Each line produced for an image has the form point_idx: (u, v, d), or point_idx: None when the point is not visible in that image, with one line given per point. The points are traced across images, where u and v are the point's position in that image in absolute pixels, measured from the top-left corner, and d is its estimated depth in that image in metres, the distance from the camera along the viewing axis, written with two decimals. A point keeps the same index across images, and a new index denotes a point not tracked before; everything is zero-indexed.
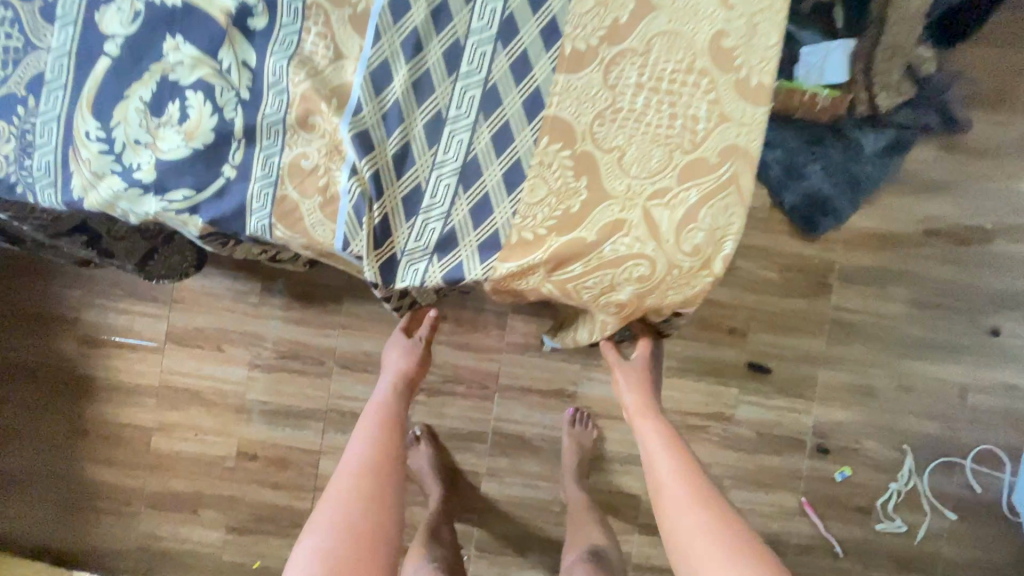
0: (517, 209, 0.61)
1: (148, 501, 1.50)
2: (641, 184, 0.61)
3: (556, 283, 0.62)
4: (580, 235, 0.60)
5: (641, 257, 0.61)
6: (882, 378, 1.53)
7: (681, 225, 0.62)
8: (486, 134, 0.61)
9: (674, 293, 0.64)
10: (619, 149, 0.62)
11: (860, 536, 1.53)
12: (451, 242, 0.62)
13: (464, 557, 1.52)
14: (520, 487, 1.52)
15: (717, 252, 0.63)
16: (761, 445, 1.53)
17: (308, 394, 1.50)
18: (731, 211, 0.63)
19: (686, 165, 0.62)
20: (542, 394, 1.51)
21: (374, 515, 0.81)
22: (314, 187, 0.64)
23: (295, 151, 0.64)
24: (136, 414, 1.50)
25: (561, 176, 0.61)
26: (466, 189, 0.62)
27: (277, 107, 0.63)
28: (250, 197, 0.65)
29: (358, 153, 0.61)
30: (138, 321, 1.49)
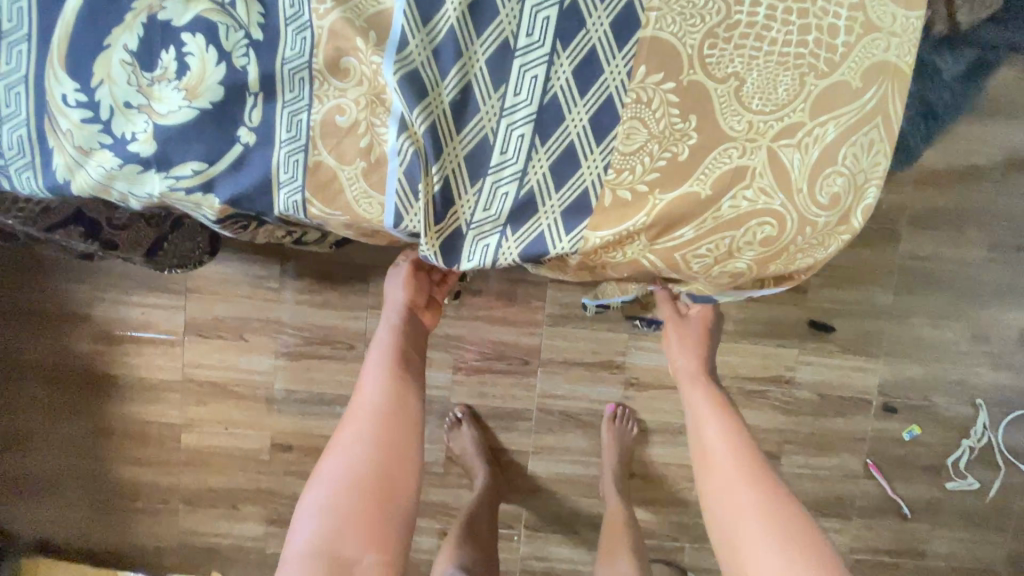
0: (610, 162, 0.51)
1: (184, 499, 1.45)
2: (766, 121, 0.49)
3: (661, 250, 0.52)
4: (691, 189, 0.50)
5: (767, 214, 0.50)
6: (957, 330, 1.39)
7: (817, 171, 0.50)
8: (566, 69, 0.50)
9: (799, 258, 0.54)
10: (736, 76, 0.49)
11: (929, 496, 1.44)
12: (528, 208, 0.53)
13: (514, 537, 1.47)
14: (568, 464, 1.45)
15: (857, 203, 0.52)
16: (824, 408, 1.42)
17: (340, 380, 1.42)
18: (876, 149, 0.51)
19: (823, 92, 0.49)
20: (587, 366, 1.41)
21: (384, 473, 0.75)
22: (356, 150, 0.53)
23: (327, 105, 0.52)
24: (162, 411, 1.43)
25: (665, 116, 0.49)
26: (544, 140, 0.51)
27: (299, 48, 0.51)
28: (275, 166, 0.53)
29: (409, 103, 0.50)
30: (153, 314, 1.40)
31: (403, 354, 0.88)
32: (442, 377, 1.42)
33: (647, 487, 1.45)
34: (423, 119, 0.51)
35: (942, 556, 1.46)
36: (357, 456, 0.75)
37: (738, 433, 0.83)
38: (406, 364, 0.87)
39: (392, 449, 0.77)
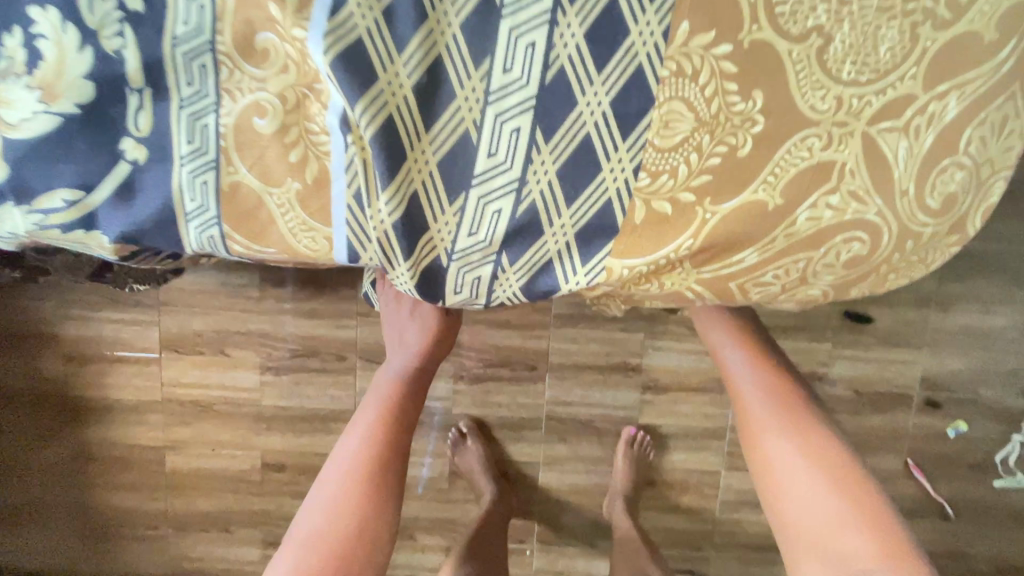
0: (642, 160, 0.44)
1: (174, 524, 1.36)
2: (862, 96, 0.42)
3: (713, 276, 0.47)
4: (759, 199, 0.44)
5: (859, 228, 0.45)
6: (1010, 315, 1.25)
7: (927, 168, 0.44)
8: (572, 34, 0.42)
9: (892, 277, 0.49)
10: (821, 33, 0.41)
11: (975, 496, 1.33)
12: (529, 229, 0.46)
13: (527, 552, 1.37)
14: (583, 474, 1.34)
15: (977, 206, 0.46)
16: (861, 405, 1.30)
17: (332, 394, 1.31)
18: (1009, 128, 0.45)
19: (942, 49, 0.42)
20: (600, 370, 1.29)
21: (366, 526, 0.66)
22: (285, 167, 0.46)
23: (241, 102, 0.44)
24: (143, 434, 1.33)
25: (717, 93, 0.42)
26: (549, 136, 0.44)
27: (194, 21, 0.42)
28: (178, 187, 0.46)
29: (350, 97, 0.42)
30: (125, 330, 1.28)
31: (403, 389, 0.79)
32: (442, 387, 1.30)
33: (669, 495, 1.34)
34: (374, 115, 0.43)
35: (988, 557, 1.35)
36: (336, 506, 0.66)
37: (812, 430, 0.69)
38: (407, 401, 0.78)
39: (377, 497, 0.68)
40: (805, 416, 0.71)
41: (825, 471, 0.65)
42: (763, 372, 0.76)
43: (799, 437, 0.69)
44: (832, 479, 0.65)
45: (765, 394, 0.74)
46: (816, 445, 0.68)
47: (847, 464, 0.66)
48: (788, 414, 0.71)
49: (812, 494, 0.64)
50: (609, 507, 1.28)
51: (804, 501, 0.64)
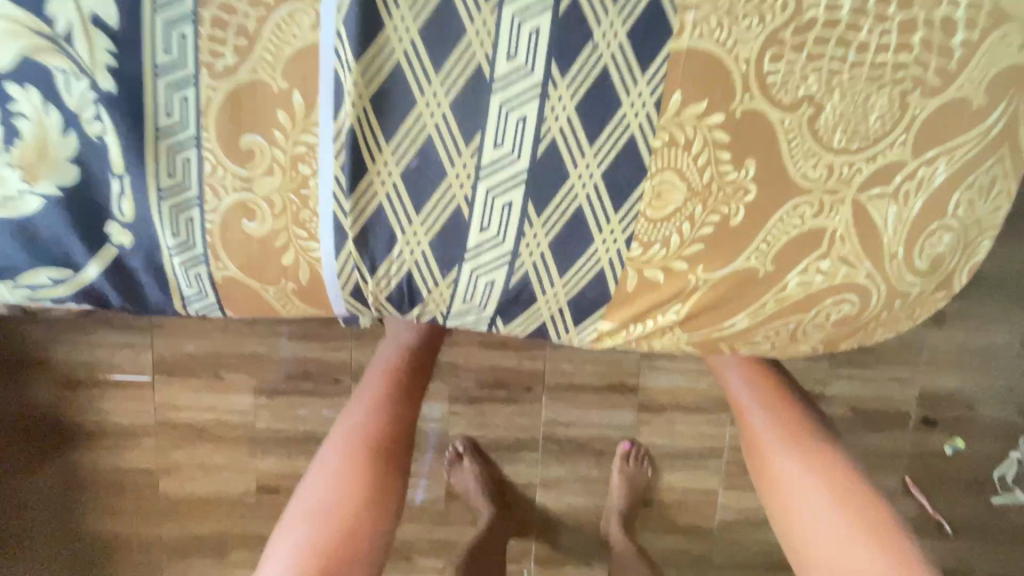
0: (634, 230, 0.44)
1: (168, 548, 1.35)
2: (852, 165, 0.43)
3: (703, 338, 0.48)
4: (750, 265, 0.45)
5: (850, 291, 0.46)
6: (1007, 334, 1.25)
7: (917, 231, 0.45)
8: (563, 108, 0.42)
9: (880, 331, 0.50)
10: (811, 102, 0.42)
11: (973, 512, 1.33)
12: (522, 297, 0.47)
13: (525, 573, 1.36)
14: (581, 494, 1.33)
15: (964, 262, 0.48)
16: (858, 424, 1.30)
17: (327, 416, 1.30)
18: (998, 189, 0.46)
19: (933, 115, 0.42)
20: (597, 390, 1.28)
21: (373, 507, 0.64)
22: (279, 270, 0.48)
23: (225, 201, 0.46)
24: (136, 457, 1.31)
25: (710, 164, 0.43)
26: (540, 209, 0.44)
27: (177, 113, 0.44)
28: (172, 277, 0.49)
29: (344, 185, 0.44)
30: (117, 354, 1.27)
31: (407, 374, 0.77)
32: (438, 409, 1.29)
33: (667, 515, 1.34)
34: (365, 201, 0.45)
35: (987, 573, 1.35)
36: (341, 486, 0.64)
37: (822, 452, 0.69)
38: (410, 383, 0.77)
39: (384, 479, 0.66)
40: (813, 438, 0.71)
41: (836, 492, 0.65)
42: (771, 394, 0.76)
43: (809, 459, 0.69)
44: (844, 499, 0.64)
45: (775, 418, 0.74)
46: (827, 467, 0.67)
47: (859, 486, 0.66)
48: (797, 437, 0.71)
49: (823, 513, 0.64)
50: (605, 527, 1.27)
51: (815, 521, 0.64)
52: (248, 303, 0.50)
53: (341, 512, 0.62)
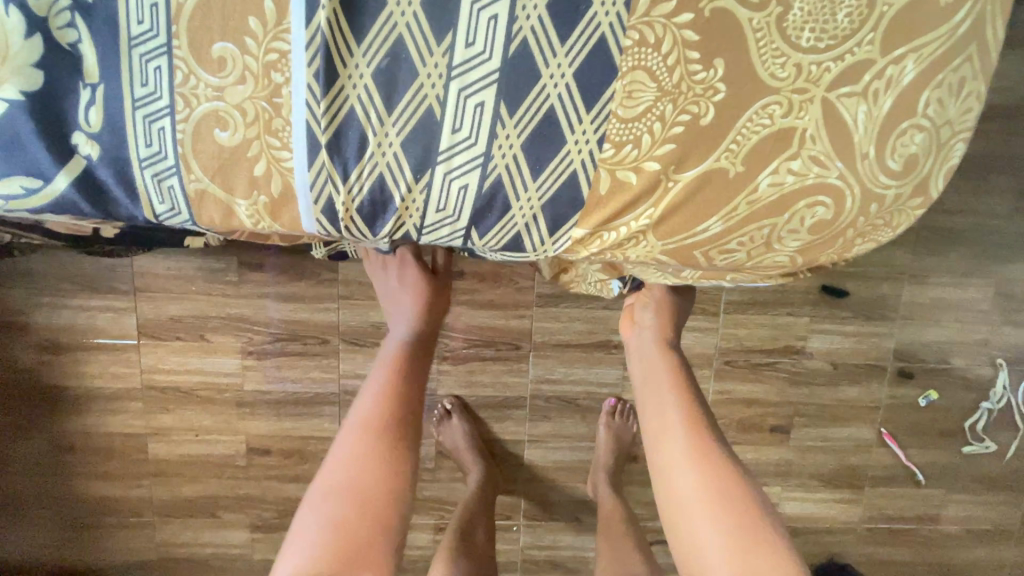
0: (606, 132, 0.45)
1: (159, 510, 1.36)
2: (820, 63, 0.44)
3: (677, 245, 0.49)
4: (720, 165, 0.46)
5: (824, 193, 0.47)
6: (982, 288, 1.29)
7: (887, 130, 0.45)
8: (535, 6, 0.42)
9: (858, 242, 0.51)
10: (780, 1, 0.43)
11: (944, 461, 1.38)
12: (496, 204, 0.48)
13: (514, 528, 1.40)
14: (567, 450, 1.36)
15: (940, 167, 0.48)
16: (836, 377, 1.33)
17: (316, 377, 1.30)
18: (968, 90, 0.46)
19: (903, 11, 0.43)
20: (583, 348, 1.30)
21: (391, 481, 0.62)
22: (249, 181, 0.47)
23: (200, 110, 0.45)
24: (124, 421, 1.31)
25: (679, 63, 0.43)
26: (512, 110, 0.44)
27: (148, 19, 0.43)
28: (144, 191, 0.48)
29: (317, 91, 0.44)
30: (101, 318, 1.26)
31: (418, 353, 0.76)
32: None
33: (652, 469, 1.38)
34: (338, 105, 0.44)
35: (956, 519, 1.41)
36: (356, 458, 0.62)
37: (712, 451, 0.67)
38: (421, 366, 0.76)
39: (398, 451, 0.64)
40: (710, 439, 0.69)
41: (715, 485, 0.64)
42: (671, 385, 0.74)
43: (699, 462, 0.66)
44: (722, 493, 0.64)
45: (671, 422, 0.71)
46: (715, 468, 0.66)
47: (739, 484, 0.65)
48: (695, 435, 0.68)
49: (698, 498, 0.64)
50: (592, 482, 1.30)
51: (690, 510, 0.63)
52: (224, 219, 0.50)
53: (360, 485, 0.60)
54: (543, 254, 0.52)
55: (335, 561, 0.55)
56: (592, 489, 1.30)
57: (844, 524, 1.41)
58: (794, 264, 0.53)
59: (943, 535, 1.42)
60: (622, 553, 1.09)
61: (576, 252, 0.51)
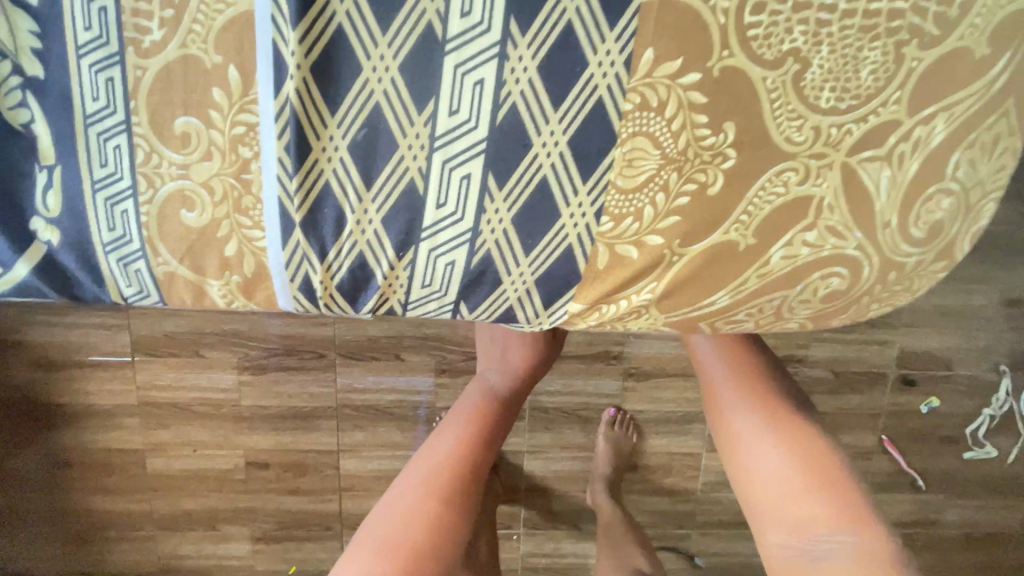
0: (604, 202, 0.43)
1: (161, 524, 1.36)
2: (839, 127, 0.42)
3: (681, 318, 0.48)
4: (731, 239, 0.45)
5: (841, 264, 0.46)
6: (986, 295, 1.26)
7: (912, 197, 0.44)
8: (524, 71, 0.40)
9: (876, 307, 0.50)
10: (797, 58, 0.40)
11: (946, 467, 1.37)
12: (487, 275, 0.47)
13: (515, 537, 1.40)
14: (567, 461, 1.35)
15: (968, 229, 0.46)
16: (838, 385, 1.32)
17: (313, 392, 1.29)
18: (1003, 147, 0.44)
19: (933, 66, 0.41)
20: (583, 359, 1.28)
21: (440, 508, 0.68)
22: (221, 262, 0.46)
23: (168, 188, 0.44)
24: (122, 437, 1.30)
25: (684, 129, 0.41)
26: (502, 181, 0.43)
27: (104, 96, 0.41)
28: (108, 273, 0.47)
29: (288, 168, 0.42)
30: (94, 335, 1.23)
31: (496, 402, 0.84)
32: (424, 381, 1.29)
33: (653, 478, 1.37)
34: (312, 179, 0.43)
35: (956, 523, 1.41)
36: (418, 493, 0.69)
37: (787, 427, 0.67)
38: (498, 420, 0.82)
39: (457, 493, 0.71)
40: (786, 414, 0.69)
41: (793, 454, 0.65)
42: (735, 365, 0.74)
43: (772, 433, 0.67)
44: (800, 464, 0.64)
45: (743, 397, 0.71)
46: (787, 437, 0.67)
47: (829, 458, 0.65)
48: (761, 408, 0.70)
49: (777, 472, 0.64)
50: (591, 491, 1.31)
51: (768, 483, 0.64)
52: (194, 297, 0.49)
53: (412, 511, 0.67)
54: (538, 325, 0.51)
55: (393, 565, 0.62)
56: (591, 498, 1.31)
57: None
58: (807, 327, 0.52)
59: (943, 538, 1.42)
60: (621, 556, 1.17)
61: (575, 325, 0.49)
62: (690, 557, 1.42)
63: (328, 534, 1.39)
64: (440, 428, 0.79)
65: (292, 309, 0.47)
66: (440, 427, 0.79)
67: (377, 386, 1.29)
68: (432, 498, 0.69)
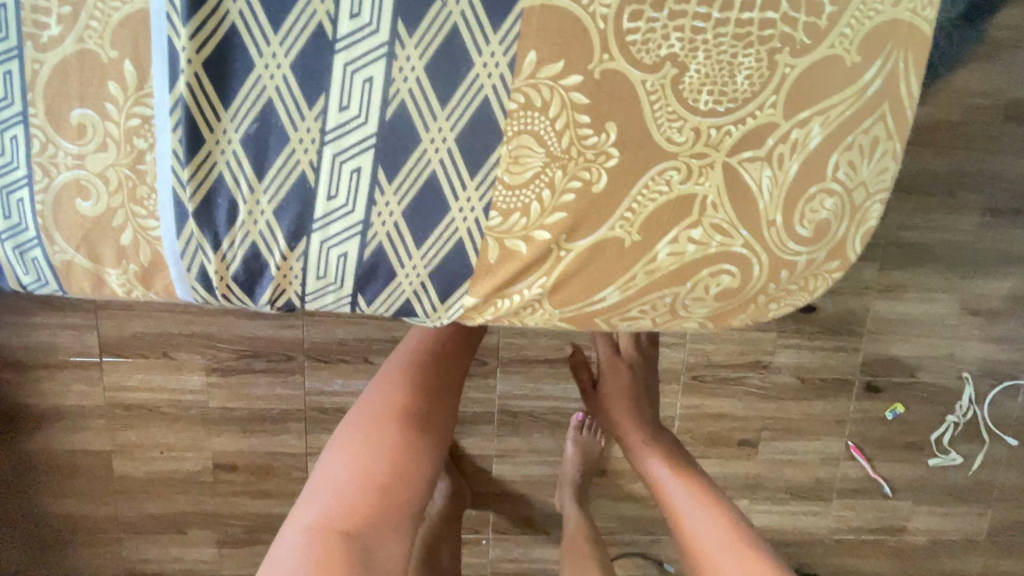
0: (491, 197, 0.46)
1: (127, 527, 1.34)
2: (718, 128, 0.45)
3: (576, 313, 0.50)
4: (617, 236, 0.47)
5: (730, 262, 0.49)
6: (946, 303, 1.29)
7: (794, 196, 0.47)
8: (411, 71, 0.43)
9: (773, 306, 0.52)
10: (674, 63, 0.44)
11: (911, 473, 1.39)
12: (380, 267, 0.48)
13: (484, 542, 1.39)
14: (536, 465, 1.35)
15: (856, 231, 0.49)
16: (804, 392, 1.33)
17: (282, 394, 1.29)
18: (883, 150, 0.47)
19: (805, 73, 0.45)
20: (551, 363, 1.29)
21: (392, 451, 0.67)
22: (117, 250, 0.47)
23: (63, 178, 0.45)
24: (87, 439, 1.29)
25: (568, 129, 0.44)
26: (390, 176, 0.45)
27: (2, 88, 0.43)
28: (6, 260, 0.48)
29: (180, 160, 0.44)
30: (60, 336, 1.23)
31: (437, 354, 0.82)
32: None
33: (621, 483, 1.37)
34: (205, 170, 0.44)
35: (923, 530, 1.42)
36: (376, 441, 0.67)
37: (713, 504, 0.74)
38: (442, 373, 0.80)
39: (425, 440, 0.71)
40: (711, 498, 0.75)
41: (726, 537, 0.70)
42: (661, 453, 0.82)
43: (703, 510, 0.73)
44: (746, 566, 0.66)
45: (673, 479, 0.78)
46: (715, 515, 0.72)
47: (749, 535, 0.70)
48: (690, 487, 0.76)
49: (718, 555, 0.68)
50: (559, 496, 1.29)
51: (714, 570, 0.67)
52: (91, 287, 0.49)
53: (366, 454, 0.66)
54: (437, 320, 0.51)
55: (352, 512, 0.60)
56: (559, 504, 1.29)
57: (814, 535, 1.41)
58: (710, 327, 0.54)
59: (911, 545, 1.43)
60: (582, 568, 1.07)
61: (471, 320, 0.50)
62: (660, 563, 1.42)
63: None
64: (382, 379, 0.78)
65: (189, 298, 0.49)
66: (383, 377, 0.78)
67: (345, 389, 1.29)
68: (383, 442, 0.67)
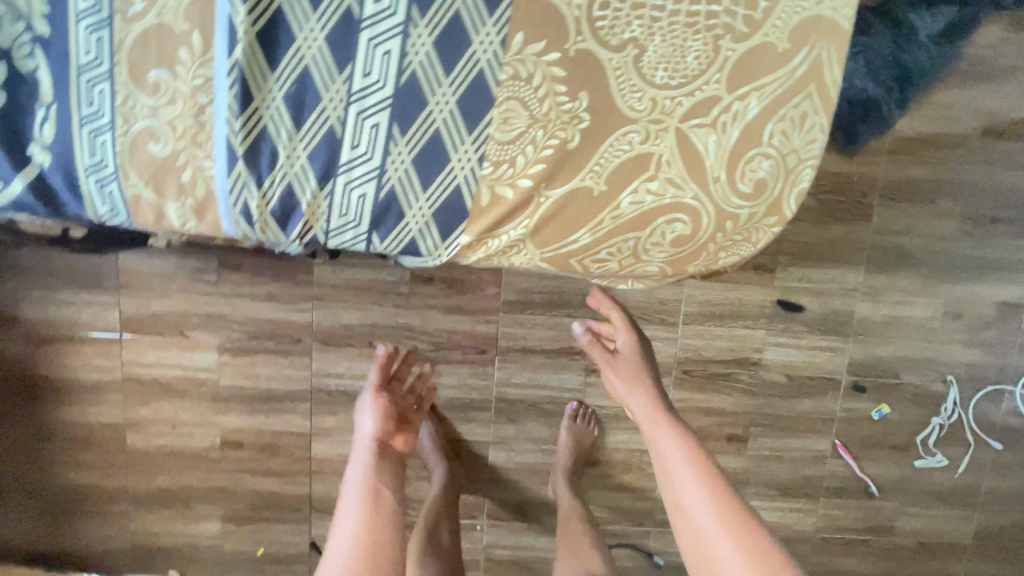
0: (485, 152, 0.53)
1: (135, 500, 1.40)
2: (672, 98, 0.53)
3: (553, 253, 0.57)
4: (588, 187, 0.55)
5: (681, 212, 0.56)
6: (927, 307, 1.34)
7: (735, 159, 0.55)
8: (422, 44, 0.51)
9: (722, 254, 0.59)
10: (636, 44, 0.52)
11: (897, 474, 1.42)
12: (390, 209, 0.55)
13: (477, 527, 1.44)
14: (530, 453, 1.40)
15: (790, 189, 0.57)
16: (790, 389, 1.37)
17: (290, 375, 1.35)
18: (812, 122, 0.55)
19: (742, 56, 0.53)
20: (547, 354, 1.35)
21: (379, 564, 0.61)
22: (178, 187, 0.55)
23: (138, 128, 0.53)
24: (103, 412, 1.36)
25: (549, 95, 0.52)
26: (403, 131, 0.53)
27: (94, 51, 0.52)
28: (88, 194, 0.56)
29: (234, 113, 0.51)
30: (85, 312, 1.31)
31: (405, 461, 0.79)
32: None
33: (613, 473, 1.42)
34: (252, 123, 0.52)
35: (910, 531, 1.45)
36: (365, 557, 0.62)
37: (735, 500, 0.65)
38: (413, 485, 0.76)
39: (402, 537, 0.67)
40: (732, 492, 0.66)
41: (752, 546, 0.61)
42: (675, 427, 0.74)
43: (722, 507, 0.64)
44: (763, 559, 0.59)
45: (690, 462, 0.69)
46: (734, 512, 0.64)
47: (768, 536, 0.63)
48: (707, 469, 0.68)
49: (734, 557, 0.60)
50: (552, 483, 1.34)
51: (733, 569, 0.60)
52: (153, 218, 0.57)
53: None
54: (437, 258, 0.59)
55: None
56: (552, 490, 1.34)
57: (801, 533, 1.45)
58: (667, 273, 0.61)
59: (898, 546, 1.46)
60: (578, 553, 1.16)
61: (465, 256, 0.58)
62: (650, 555, 1.45)
63: (296, 518, 1.43)
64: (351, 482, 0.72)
65: (234, 230, 0.56)
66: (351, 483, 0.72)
67: (349, 372, 1.35)
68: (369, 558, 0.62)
